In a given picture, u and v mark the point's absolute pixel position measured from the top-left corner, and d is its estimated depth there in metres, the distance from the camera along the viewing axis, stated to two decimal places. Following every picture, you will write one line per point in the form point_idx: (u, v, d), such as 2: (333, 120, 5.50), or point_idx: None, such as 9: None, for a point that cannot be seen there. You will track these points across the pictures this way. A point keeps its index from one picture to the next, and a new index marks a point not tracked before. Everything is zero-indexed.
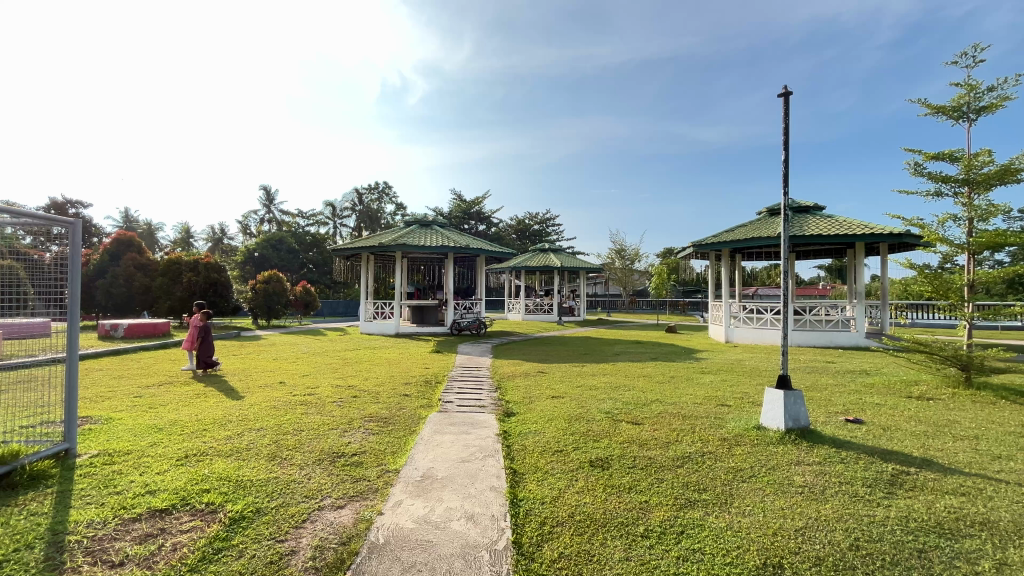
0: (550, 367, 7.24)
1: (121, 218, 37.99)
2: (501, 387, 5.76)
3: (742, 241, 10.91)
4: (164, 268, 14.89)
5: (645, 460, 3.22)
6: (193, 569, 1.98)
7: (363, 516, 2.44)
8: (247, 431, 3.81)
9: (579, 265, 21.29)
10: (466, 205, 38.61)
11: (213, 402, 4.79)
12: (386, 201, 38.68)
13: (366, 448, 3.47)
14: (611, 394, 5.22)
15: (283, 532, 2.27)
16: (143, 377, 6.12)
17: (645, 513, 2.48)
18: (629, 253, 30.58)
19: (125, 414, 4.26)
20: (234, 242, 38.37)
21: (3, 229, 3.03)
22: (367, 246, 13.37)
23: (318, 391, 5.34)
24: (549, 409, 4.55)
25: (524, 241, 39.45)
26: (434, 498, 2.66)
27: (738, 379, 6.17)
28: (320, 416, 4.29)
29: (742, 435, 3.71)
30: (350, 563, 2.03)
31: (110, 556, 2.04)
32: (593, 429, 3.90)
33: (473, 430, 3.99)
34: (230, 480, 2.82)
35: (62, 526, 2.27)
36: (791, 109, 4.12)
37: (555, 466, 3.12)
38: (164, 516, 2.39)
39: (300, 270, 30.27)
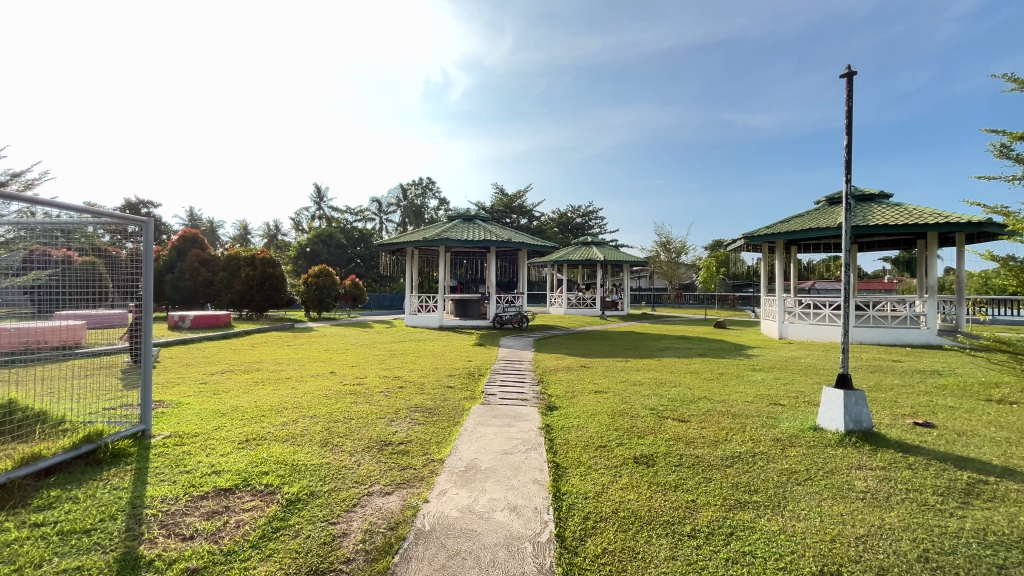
0: (592, 361, 7.15)
1: (187, 217, 40.73)
2: (543, 381, 5.76)
3: (798, 232, 10.35)
4: (225, 263, 15.99)
5: (692, 458, 3.14)
6: (254, 545, 2.10)
7: (410, 504, 2.51)
8: (302, 418, 4.01)
9: (623, 259, 20.93)
10: (508, 199, 38.76)
11: (271, 390, 5.06)
12: (429, 196, 39.44)
13: (412, 437, 3.56)
14: (656, 390, 5.11)
15: (335, 515, 2.37)
16: (207, 366, 6.56)
17: (692, 513, 2.42)
18: (675, 245, 29.77)
19: (192, 400, 4.58)
20: (288, 238, 40.30)
21: (86, 228, 3.31)
22: (412, 241, 13.66)
23: (366, 381, 5.55)
24: (592, 404, 4.51)
25: (566, 235, 39.21)
26: (478, 488, 2.70)
27: (792, 377, 5.88)
28: (368, 405, 4.46)
29: (798, 435, 3.54)
30: (397, 548, 2.09)
31: (182, 530, 2.20)
32: (637, 425, 3.82)
33: (515, 423, 4.01)
34: (287, 464, 2.98)
35: (140, 500, 2.47)
36: (855, 90, 3.85)
37: (598, 461, 3.09)
38: (229, 495, 2.56)
39: (347, 265, 31.40)
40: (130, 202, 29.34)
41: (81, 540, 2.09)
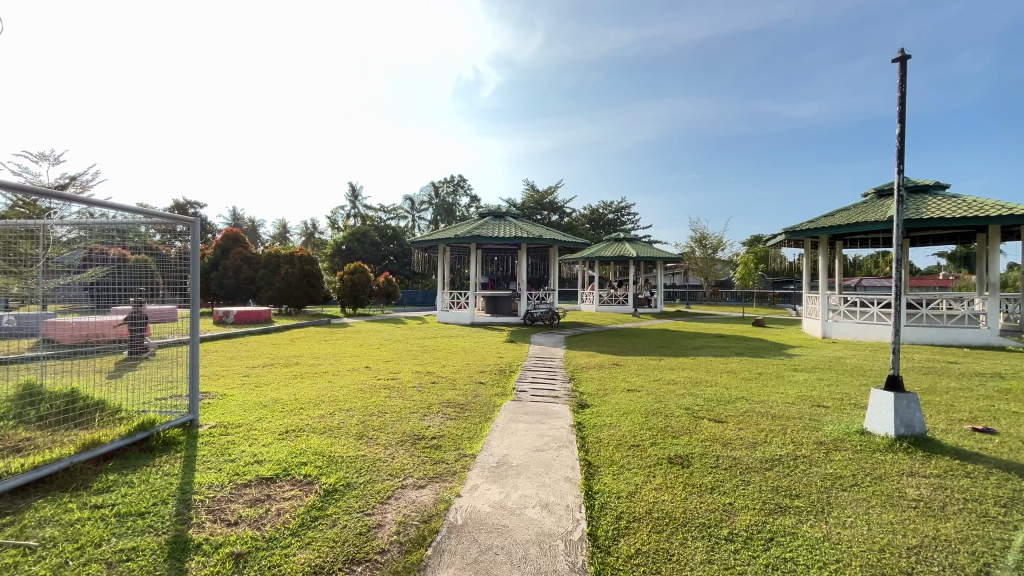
0: (625, 359, 7.05)
1: (231, 216, 42.52)
2: (575, 378, 5.71)
3: (843, 226, 9.89)
4: (266, 261, 16.64)
5: (730, 460, 3.05)
6: (294, 533, 2.17)
7: (443, 498, 2.54)
8: (338, 411, 4.12)
9: (656, 255, 20.52)
10: (539, 196, 38.70)
11: (309, 383, 5.22)
12: (460, 193, 39.76)
13: (444, 432, 3.61)
14: (691, 389, 4.98)
15: (371, 506, 2.43)
16: (250, 359, 6.84)
17: (729, 516, 2.35)
18: (711, 241, 29.00)
19: (236, 392, 4.78)
20: (325, 237, 41.50)
21: (138, 228, 3.48)
22: (444, 238, 13.79)
23: (400, 376, 5.65)
24: (625, 403, 4.45)
25: (598, 231, 38.86)
26: (510, 485, 2.71)
27: (837, 378, 5.63)
28: (402, 399, 4.54)
29: (843, 439, 3.39)
30: (430, 541, 2.12)
31: (227, 516, 2.30)
32: (672, 425, 3.74)
33: (547, 420, 3.99)
34: (324, 455, 3.07)
35: (189, 487, 2.59)
36: (909, 75, 3.64)
37: (631, 460, 3.04)
38: (270, 484, 2.65)
39: (382, 262, 32.07)
40: (179, 201, 30.92)
41: (136, 522, 2.21)
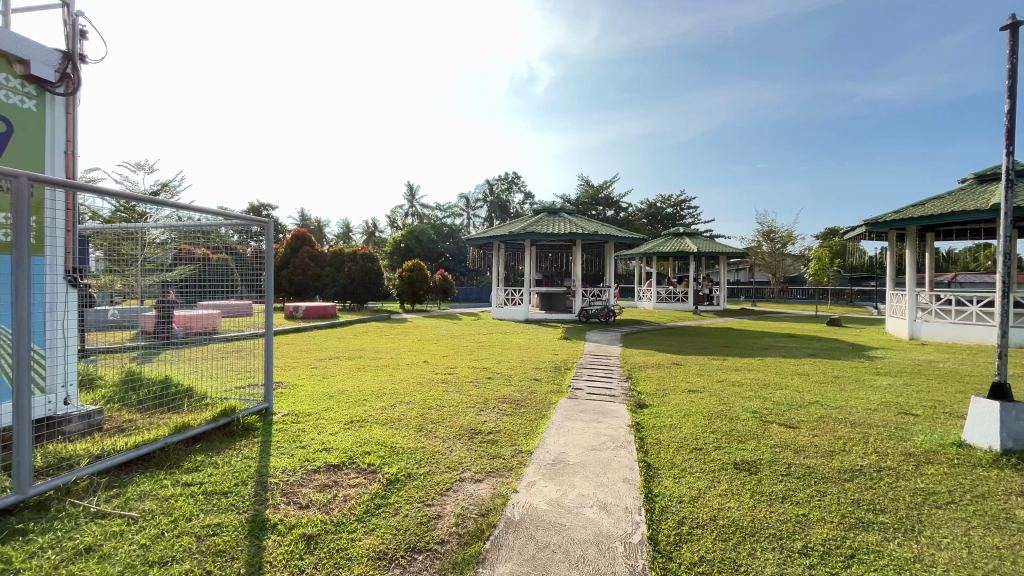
0: (685, 359, 6.80)
1: (300, 217, 45.20)
2: (632, 377, 5.59)
3: (935, 216, 8.99)
4: (332, 259, 17.52)
5: (803, 468, 2.86)
6: (359, 518, 2.27)
7: (500, 492, 2.56)
8: (399, 403, 4.26)
9: (719, 250, 19.62)
10: (595, 191, 38.20)
11: (371, 376, 5.45)
12: (515, 190, 40.03)
13: (501, 428, 3.63)
14: (759, 392, 4.71)
15: (430, 497, 2.49)
16: (317, 352, 7.24)
17: (804, 528, 2.20)
18: (779, 234, 27.36)
19: (305, 382, 5.08)
20: (384, 235, 43.16)
21: (220, 229, 3.75)
22: (499, 235, 13.91)
23: (457, 371, 5.77)
24: (686, 404, 4.28)
25: (656, 226, 37.82)
26: (567, 483, 2.68)
27: (929, 384, 5.12)
28: (459, 393, 4.64)
29: (936, 451, 3.08)
30: (488, 535, 2.14)
31: (299, 499, 2.44)
32: (737, 428, 3.56)
33: (604, 419, 3.93)
34: (386, 445, 3.19)
35: (265, 470, 2.78)
36: (1021, 43, 3.23)
37: (693, 464, 2.92)
38: (337, 471, 2.79)
39: (438, 259, 32.97)
40: (254, 204, 33.31)
41: (221, 500, 2.40)
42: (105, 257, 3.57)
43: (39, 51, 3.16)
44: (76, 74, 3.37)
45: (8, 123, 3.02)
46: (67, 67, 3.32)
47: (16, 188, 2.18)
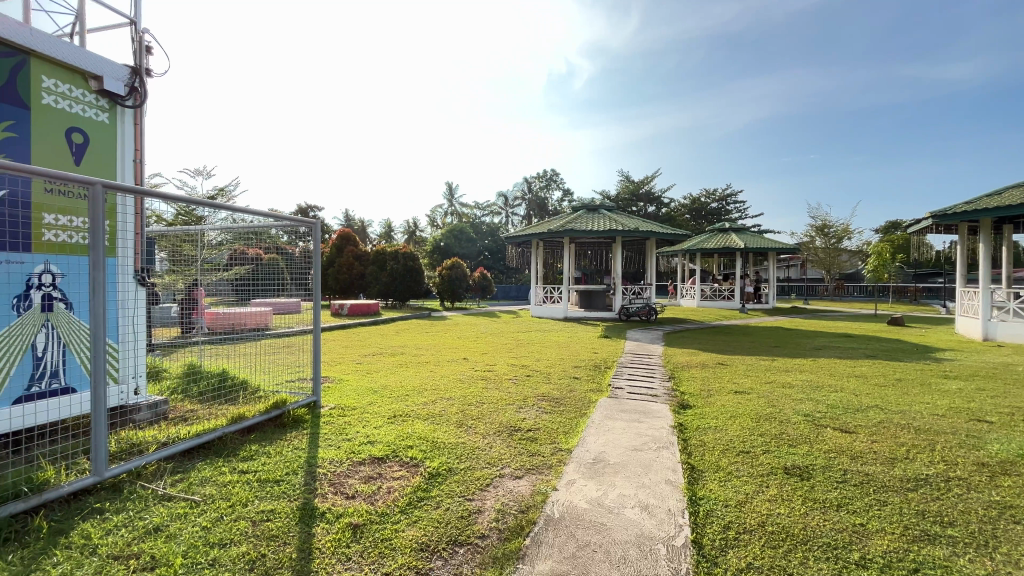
0: (731, 359, 6.56)
1: (345, 218, 46.84)
2: (675, 377, 5.46)
3: (1012, 207, 8.26)
4: (375, 258, 18.08)
5: (861, 475, 2.70)
6: (402, 509, 2.33)
7: (540, 490, 2.56)
8: (439, 399, 4.33)
9: (767, 246, 18.79)
10: (635, 186, 37.50)
11: (413, 372, 5.58)
12: (553, 188, 39.91)
13: (540, 426, 3.63)
14: (811, 394, 4.48)
15: (471, 492, 2.52)
16: (362, 348, 7.48)
17: (861, 538, 2.08)
18: (834, 228, 25.92)
19: (351, 377, 5.26)
20: (425, 234, 44.06)
21: (270, 230, 3.88)
22: (537, 233, 13.87)
23: (496, 368, 5.82)
24: (732, 405, 4.14)
25: (700, 222, 36.76)
26: (607, 483, 2.65)
27: (1006, 388, 4.71)
28: (499, 390, 4.68)
29: (1014, 462, 2.84)
30: (528, 531, 2.15)
31: (346, 490, 2.53)
32: (787, 432, 3.41)
33: (645, 419, 3.86)
34: (428, 440, 3.26)
35: (314, 460, 2.91)
36: None
37: (740, 467, 2.82)
38: (381, 463, 2.88)
39: (477, 257, 33.37)
40: (302, 206, 34.73)
41: (274, 488, 2.52)
42: (168, 259, 3.85)
43: (110, 67, 3.40)
44: (143, 87, 3.61)
45: (85, 135, 3.27)
46: (135, 81, 3.56)
47: (92, 195, 2.36)
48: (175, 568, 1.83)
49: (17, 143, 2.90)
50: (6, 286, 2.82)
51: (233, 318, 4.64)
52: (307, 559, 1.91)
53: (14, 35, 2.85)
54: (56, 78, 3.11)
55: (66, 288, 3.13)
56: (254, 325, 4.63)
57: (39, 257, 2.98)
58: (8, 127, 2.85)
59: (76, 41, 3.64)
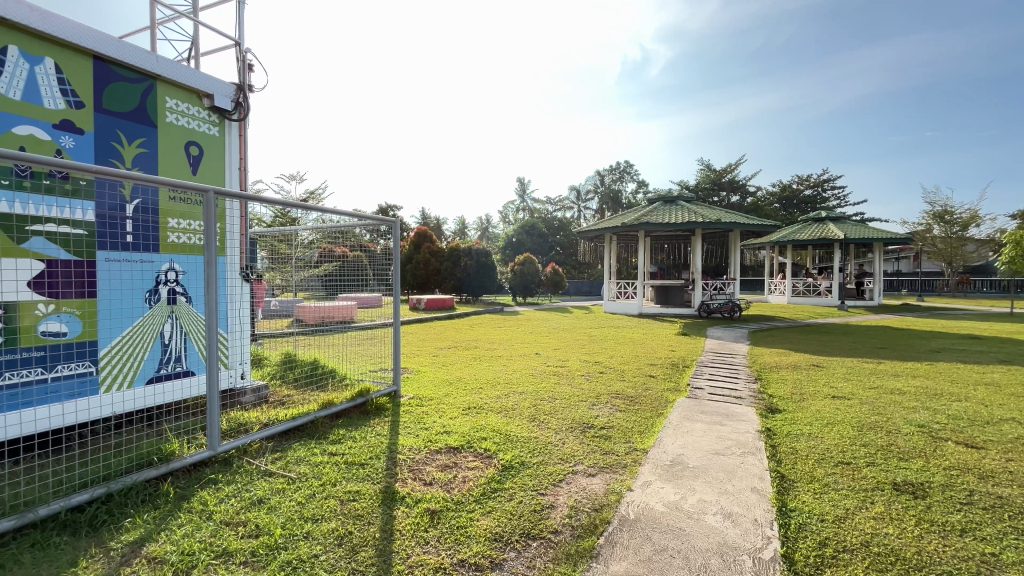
0: (828, 360, 5.99)
1: (422, 218, 48.94)
2: (762, 378, 5.09)
3: None
4: (449, 254, 18.93)
5: (991, 498, 2.34)
6: (477, 499, 2.39)
7: (614, 489, 2.50)
8: (512, 393, 4.39)
9: (872, 236, 16.91)
10: (717, 175, 35.46)
11: (487, 365, 5.70)
12: (627, 180, 38.96)
13: (614, 424, 3.55)
14: (927, 403, 3.98)
15: (544, 486, 2.53)
16: (439, 341, 7.78)
17: (993, 570, 1.80)
18: (957, 215, 22.74)
19: (429, 369, 5.48)
20: (497, 230, 44.86)
21: (356, 230, 4.16)
22: (610, 227, 13.51)
23: (569, 364, 5.78)
24: (829, 411, 3.78)
25: (790, 211, 34.02)
26: (686, 486, 2.53)
27: None
28: (571, 386, 4.64)
29: None
30: (602, 530, 2.11)
31: (424, 476, 2.64)
32: (897, 444, 3.04)
33: (728, 422, 3.63)
34: (501, 433, 3.31)
35: (395, 446, 3.07)
36: None
37: (839, 479, 2.57)
38: (457, 453, 2.96)
39: (549, 252, 33.43)
40: (383, 205, 36.76)
41: (359, 470, 2.69)
42: (268, 257, 4.21)
43: (219, 85, 3.79)
44: (246, 101, 3.99)
45: (200, 148, 3.69)
46: (240, 96, 3.93)
47: (206, 202, 2.65)
48: (276, 537, 2.00)
49: (147, 157, 3.32)
50: (140, 282, 3.24)
51: (324, 310, 4.99)
52: (389, 540, 2.01)
53: (143, 63, 3.26)
54: (176, 99, 3.52)
55: (186, 283, 3.54)
56: (340, 319, 4.93)
57: (165, 257, 3.40)
58: (140, 144, 3.27)
59: (193, 64, 4.11)
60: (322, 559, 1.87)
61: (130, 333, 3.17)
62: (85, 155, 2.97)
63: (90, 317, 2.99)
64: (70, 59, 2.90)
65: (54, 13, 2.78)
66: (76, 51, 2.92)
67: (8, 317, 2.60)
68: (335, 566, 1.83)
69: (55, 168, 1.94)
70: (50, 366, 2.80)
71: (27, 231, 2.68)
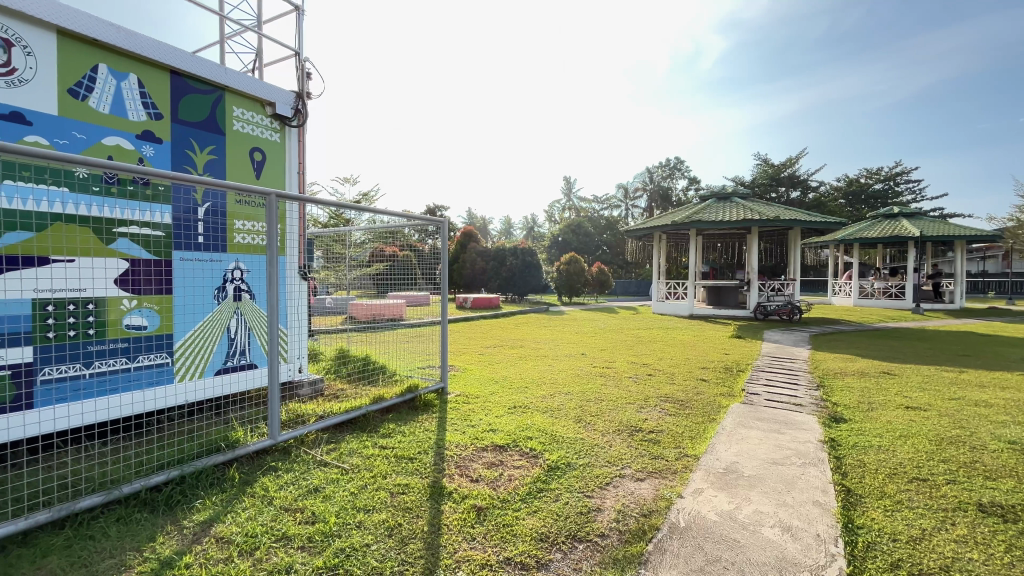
0: (901, 368, 5.55)
1: (469, 218, 49.75)
2: (825, 385, 4.79)
3: None
4: (496, 254, 19.18)
5: None
6: (523, 498, 2.39)
7: (664, 495, 2.43)
8: (558, 393, 4.36)
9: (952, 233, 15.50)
10: (774, 170, 33.77)
11: (532, 365, 5.70)
12: (678, 177, 37.91)
13: (663, 428, 3.45)
14: (1019, 417, 3.60)
15: (590, 489, 2.49)
16: (486, 340, 7.86)
17: None
18: None
19: (475, 367, 5.55)
20: (543, 229, 44.92)
21: (404, 228, 4.26)
22: (660, 225, 13.16)
23: (616, 365, 5.68)
24: (902, 423, 3.50)
25: (857, 207, 31.87)
26: (741, 496, 2.41)
27: None
28: (619, 388, 4.55)
29: None
30: (651, 537, 2.05)
31: (470, 473, 2.67)
32: (983, 461, 2.77)
33: (788, 430, 3.44)
34: (547, 433, 3.29)
35: (443, 442, 3.12)
36: None
37: (914, 497, 2.37)
38: (503, 451, 2.98)
39: (596, 252, 33.14)
40: (431, 206, 37.72)
41: (408, 464, 2.76)
42: (323, 257, 4.40)
43: (281, 93, 3.99)
44: (305, 108, 4.18)
45: (263, 153, 3.90)
46: (299, 104, 4.14)
47: (268, 204, 2.80)
48: (330, 525, 2.09)
49: (216, 163, 3.55)
50: (210, 280, 3.48)
51: (374, 308, 5.14)
52: (437, 534, 2.05)
53: (213, 75, 3.49)
54: (243, 107, 3.75)
55: (250, 282, 3.77)
56: (390, 317, 5.06)
57: (232, 256, 3.63)
58: (211, 151, 3.51)
59: (257, 74, 4.36)
60: (372, 549, 1.93)
61: (200, 328, 3.41)
62: (163, 162, 3.21)
63: (167, 312, 3.23)
64: (150, 74, 3.15)
65: (137, 31, 3.03)
66: (155, 67, 3.17)
67: (98, 311, 2.87)
68: (385, 556, 1.88)
69: (138, 175, 2.11)
70: (132, 356, 3.06)
71: (114, 233, 2.94)
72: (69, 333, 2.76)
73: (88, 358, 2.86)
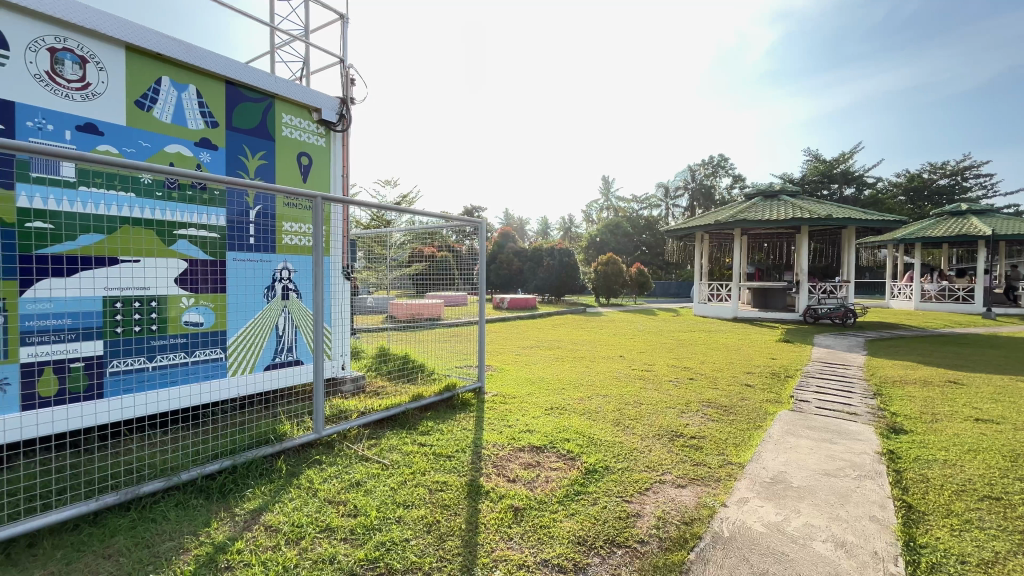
0: (969, 377, 5.15)
1: (506, 219, 50.00)
2: (883, 394, 4.50)
3: None
4: (532, 255, 19.18)
5: None
6: (559, 500, 2.37)
7: (706, 503, 2.35)
8: (596, 395, 4.30)
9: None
10: (826, 167, 32.17)
11: (569, 366, 5.66)
12: (721, 174, 36.78)
13: (706, 434, 3.34)
14: None
15: (629, 493, 2.44)
16: (523, 340, 7.86)
17: None
18: None
19: (512, 367, 5.55)
20: (580, 229, 44.57)
21: (443, 229, 4.32)
22: (702, 225, 12.77)
23: (655, 368, 5.55)
24: (971, 436, 3.25)
25: (918, 205, 29.90)
26: (790, 507, 2.30)
27: None
28: (658, 392, 4.44)
29: None
30: (692, 545, 1.99)
31: (508, 473, 2.68)
32: None
33: (841, 440, 3.26)
34: (585, 435, 3.25)
35: (480, 441, 3.14)
36: None
37: (985, 517, 2.19)
38: (540, 452, 2.97)
39: (634, 252, 32.62)
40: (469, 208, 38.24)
41: (446, 462, 2.80)
42: (365, 257, 4.52)
43: (326, 98, 4.13)
44: (349, 113, 4.31)
45: (310, 158, 4.06)
46: (344, 109, 4.27)
47: (314, 207, 2.89)
48: (371, 519, 2.14)
49: (267, 168, 3.72)
50: (261, 279, 3.65)
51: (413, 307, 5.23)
52: (474, 533, 2.06)
53: (264, 84, 3.66)
54: (291, 114, 3.91)
55: (297, 282, 3.92)
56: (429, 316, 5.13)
57: (280, 256, 3.78)
58: (262, 156, 3.67)
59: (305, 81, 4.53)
60: (412, 544, 1.96)
61: (251, 324, 3.58)
62: (219, 168, 3.39)
63: (221, 309, 3.40)
64: (208, 85, 3.34)
65: (196, 45, 3.22)
66: (212, 78, 3.35)
67: (160, 308, 3.06)
68: (424, 552, 1.91)
69: (196, 180, 2.23)
70: (190, 351, 3.25)
71: (175, 235, 3.13)
72: (135, 328, 2.96)
73: (151, 352, 3.06)
